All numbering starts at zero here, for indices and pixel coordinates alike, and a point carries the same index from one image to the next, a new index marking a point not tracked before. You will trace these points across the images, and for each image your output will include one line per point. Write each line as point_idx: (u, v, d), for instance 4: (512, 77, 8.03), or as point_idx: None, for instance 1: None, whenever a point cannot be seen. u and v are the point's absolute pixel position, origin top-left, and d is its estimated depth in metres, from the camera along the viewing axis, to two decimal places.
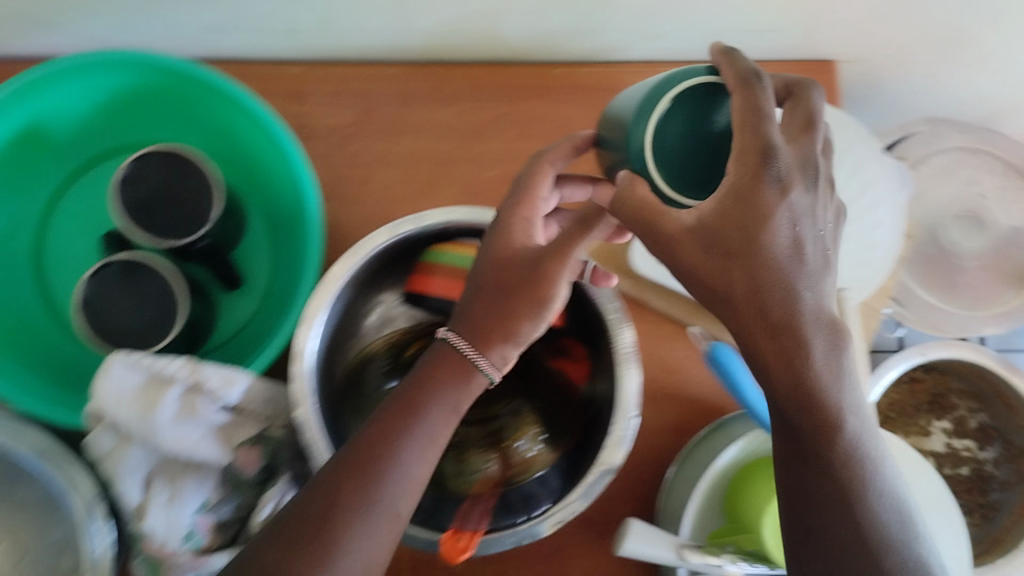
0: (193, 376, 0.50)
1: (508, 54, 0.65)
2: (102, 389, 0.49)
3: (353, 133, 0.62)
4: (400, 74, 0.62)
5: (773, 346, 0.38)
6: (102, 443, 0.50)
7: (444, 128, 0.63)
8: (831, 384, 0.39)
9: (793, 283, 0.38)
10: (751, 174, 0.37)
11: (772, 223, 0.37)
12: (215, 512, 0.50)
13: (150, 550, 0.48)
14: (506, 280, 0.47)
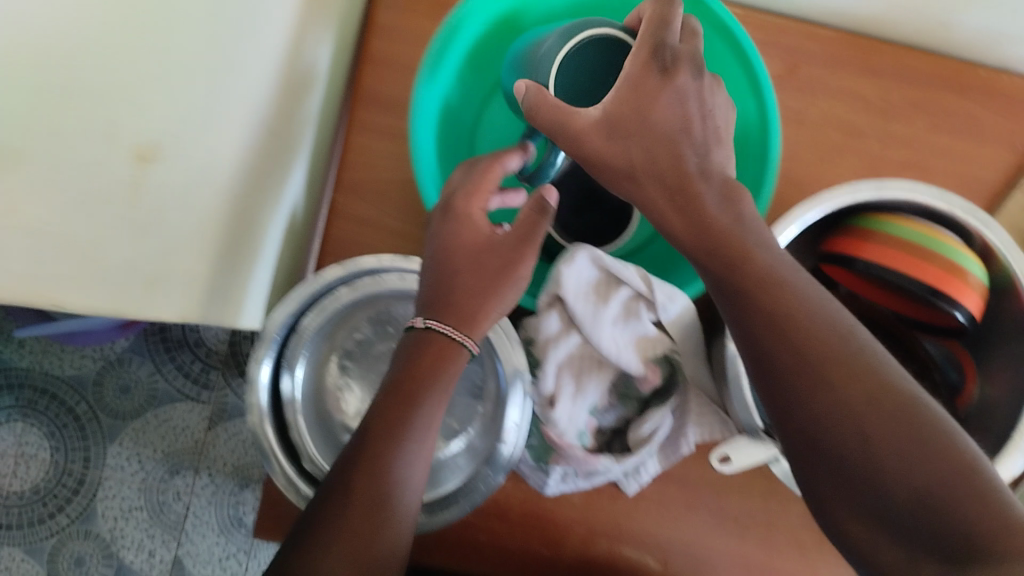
0: (643, 286, 0.52)
1: (945, 47, 0.62)
2: (565, 273, 0.50)
3: (782, 83, 0.59)
4: (834, 37, 0.59)
5: (673, 206, 0.43)
6: (548, 325, 0.52)
7: (868, 103, 0.60)
8: (734, 225, 0.41)
9: (675, 139, 0.43)
10: (640, 64, 0.44)
11: (660, 101, 0.44)
12: (601, 416, 0.55)
13: (549, 438, 0.52)
14: (464, 250, 0.48)
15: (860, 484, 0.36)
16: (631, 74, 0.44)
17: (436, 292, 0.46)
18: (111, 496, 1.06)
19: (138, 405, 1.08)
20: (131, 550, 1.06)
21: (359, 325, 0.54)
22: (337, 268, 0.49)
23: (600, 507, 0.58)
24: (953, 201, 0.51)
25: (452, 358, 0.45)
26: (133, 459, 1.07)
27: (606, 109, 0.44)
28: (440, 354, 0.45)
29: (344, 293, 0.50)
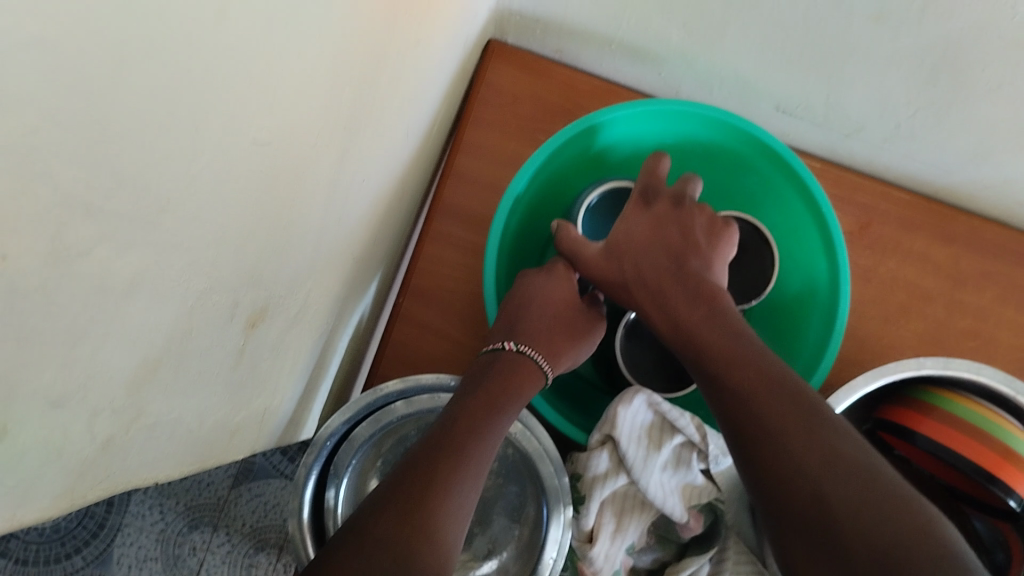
0: (698, 437, 0.53)
1: (1014, 221, 0.65)
2: (619, 414, 0.52)
3: (850, 239, 0.64)
4: (906, 203, 0.64)
5: (659, 316, 0.53)
6: (596, 463, 0.53)
7: (934, 267, 0.63)
8: (702, 323, 0.50)
9: (659, 257, 0.55)
10: (635, 210, 0.58)
11: (653, 229, 0.56)
12: (638, 556, 0.54)
13: (584, 572, 0.52)
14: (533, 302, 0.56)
15: (812, 521, 0.38)
16: (625, 212, 0.57)
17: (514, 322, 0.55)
18: (128, 543, 1.04)
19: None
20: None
21: None
22: (397, 383, 0.51)
23: None
24: (1015, 384, 0.52)
25: (530, 372, 0.52)
26: (156, 508, 1.06)
27: (610, 240, 0.57)
28: (521, 369, 0.52)
29: (399, 409, 0.51)
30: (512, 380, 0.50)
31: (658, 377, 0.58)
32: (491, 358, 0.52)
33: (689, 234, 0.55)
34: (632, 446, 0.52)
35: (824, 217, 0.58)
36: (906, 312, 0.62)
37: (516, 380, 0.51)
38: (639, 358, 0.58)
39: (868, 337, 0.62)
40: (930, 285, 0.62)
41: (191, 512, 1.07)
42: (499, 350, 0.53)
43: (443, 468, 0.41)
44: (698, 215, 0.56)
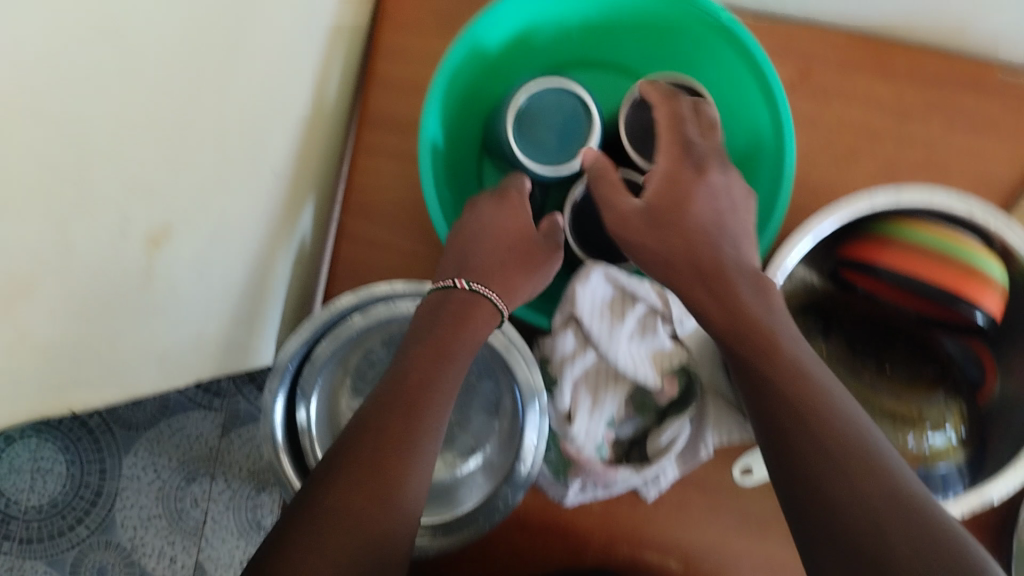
0: (660, 300, 0.53)
1: (954, 44, 0.63)
2: (579, 291, 0.50)
3: (791, 88, 0.62)
4: (842, 42, 0.62)
5: (705, 291, 0.46)
6: (564, 343, 0.52)
7: (878, 104, 0.61)
8: (751, 296, 0.44)
9: (712, 233, 0.48)
10: (675, 159, 0.52)
11: (692, 196, 0.50)
12: (619, 428, 0.55)
13: (568, 452, 0.52)
14: (477, 236, 0.53)
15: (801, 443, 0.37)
16: (666, 165, 0.52)
17: (463, 260, 0.51)
18: (129, 505, 1.05)
19: (151, 415, 1.07)
20: (152, 559, 1.05)
21: (374, 349, 0.54)
22: (351, 297, 0.49)
23: (621, 516, 0.58)
24: (978, 205, 0.51)
25: (482, 321, 0.48)
26: (150, 468, 1.07)
27: (647, 202, 0.50)
28: (469, 313, 0.48)
29: (357, 323, 0.49)
30: (463, 317, 0.47)
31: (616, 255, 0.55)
32: (441, 298, 0.48)
33: (720, 202, 0.50)
34: (597, 322, 0.51)
35: (761, 69, 0.56)
36: (855, 154, 0.61)
37: (463, 324, 0.47)
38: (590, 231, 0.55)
39: (820, 184, 0.62)
40: (875, 123, 0.61)
41: (186, 466, 1.08)
42: (449, 290, 0.49)
43: (403, 420, 0.41)
44: (720, 176, 0.51)
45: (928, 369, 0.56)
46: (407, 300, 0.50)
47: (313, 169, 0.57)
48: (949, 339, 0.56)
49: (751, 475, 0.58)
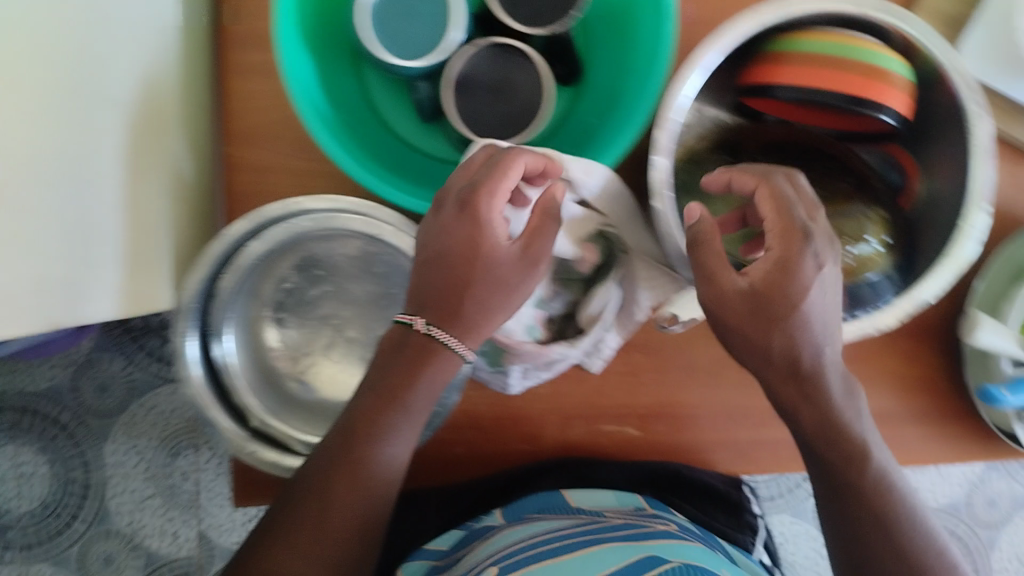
0: (560, 167, 0.48)
1: None
2: (469, 174, 0.46)
3: None
4: None
5: (797, 390, 0.44)
6: None
7: None
8: (841, 400, 0.44)
9: (806, 342, 0.42)
10: (785, 246, 0.41)
11: (795, 269, 0.41)
12: (547, 306, 0.54)
13: (498, 338, 0.52)
14: (436, 239, 0.45)
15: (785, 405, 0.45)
16: (761, 198, 0.44)
17: (422, 288, 0.46)
18: (122, 491, 1.05)
19: (121, 400, 1.05)
20: (154, 539, 1.05)
21: (285, 273, 0.53)
22: (244, 224, 0.46)
23: (571, 391, 0.59)
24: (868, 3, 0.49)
25: (438, 359, 0.46)
26: (133, 452, 1.05)
27: (747, 275, 0.42)
28: (427, 361, 0.46)
29: (255, 247, 0.48)
30: (416, 366, 0.46)
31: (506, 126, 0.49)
32: (398, 339, 0.46)
33: (789, 220, 0.42)
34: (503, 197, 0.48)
35: None
36: None
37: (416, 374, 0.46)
38: (476, 107, 0.48)
39: None
40: None
41: (167, 443, 1.06)
42: (408, 328, 0.46)
43: (358, 448, 0.46)
44: (788, 188, 0.44)
45: (844, 182, 0.55)
46: (305, 217, 0.48)
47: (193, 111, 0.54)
48: (865, 150, 0.56)
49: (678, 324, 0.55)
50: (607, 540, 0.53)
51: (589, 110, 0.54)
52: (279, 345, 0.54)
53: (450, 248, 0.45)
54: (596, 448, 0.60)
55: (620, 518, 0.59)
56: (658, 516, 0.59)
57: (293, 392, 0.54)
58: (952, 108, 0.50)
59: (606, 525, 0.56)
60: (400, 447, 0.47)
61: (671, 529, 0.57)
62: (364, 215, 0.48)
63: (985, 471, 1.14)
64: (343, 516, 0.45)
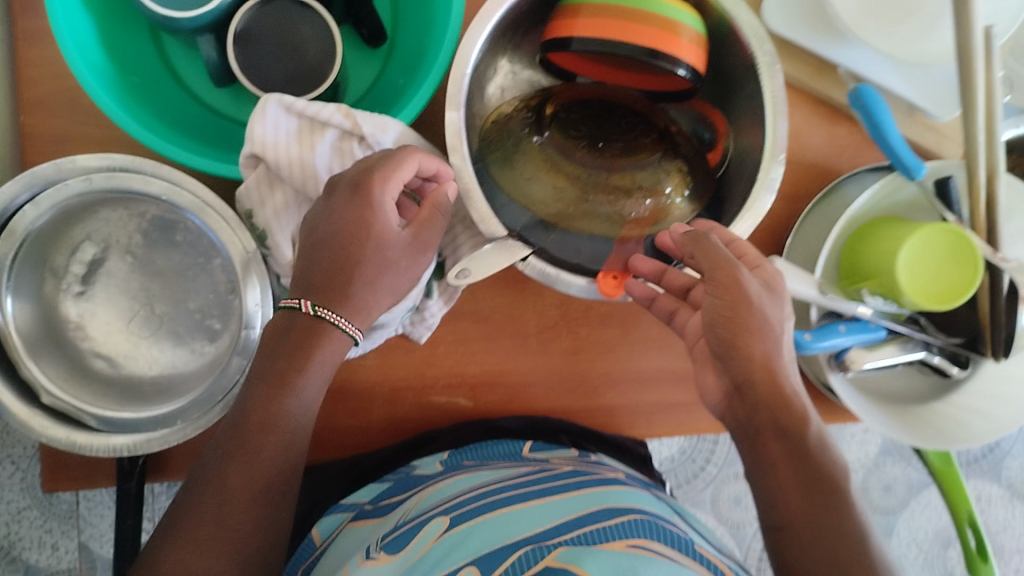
0: (349, 122, 0.47)
1: None
2: (257, 132, 0.45)
3: None
4: None
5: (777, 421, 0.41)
6: (253, 184, 0.47)
7: None
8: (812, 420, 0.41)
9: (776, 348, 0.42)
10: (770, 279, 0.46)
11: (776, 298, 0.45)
12: None
13: None
14: (324, 225, 0.44)
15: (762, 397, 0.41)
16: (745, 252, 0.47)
17: (306, 273, 0.44)
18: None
19: None
20: (35, 551, 0.92)
21: (81, 245, 0.51)
22: (13, 185, 0.45)
23: (398, 363, 0.57)
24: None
25: (328, 339, 0.43)
26: (7, 461, 0.89)
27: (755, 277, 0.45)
28: (316, 342, 0.43)
29: (31, 211, 0.46)
30: (307, 346, 0.43)
31: (295, 84, 0.49)
32: (287, 324, 0.43)
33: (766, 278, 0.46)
34: (285, 149, 0.46)
35: None
36: None
37: (309, 353, 0.43)
38: (261, 65, 0.48)
39: None
40: None
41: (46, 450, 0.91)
42: (294, 311, 0.43)
43: (263, 406, 0.42)
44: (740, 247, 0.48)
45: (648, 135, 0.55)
46: (78, 177, 0.46)
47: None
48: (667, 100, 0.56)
49: (471, 278, 0.49)
50: (549, 492, 0.49)
51: (393, 73, 0.54)
52: (80, 320, 0.52)
53: (341, 231, 0.43)
54: (425, 419, 0.59)
55: (569, 466, 0.55)
56: (604, 463, 0.56)
57: (103, 372, 0.51)
58: (743, 61, 0.51)
59: (556, 473, 0.53)
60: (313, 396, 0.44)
61: (620, 476, 0.54)
62: (144, 172, 0.47)
63: (879, 454, 1.05)
64: (262, 482, 0.41)
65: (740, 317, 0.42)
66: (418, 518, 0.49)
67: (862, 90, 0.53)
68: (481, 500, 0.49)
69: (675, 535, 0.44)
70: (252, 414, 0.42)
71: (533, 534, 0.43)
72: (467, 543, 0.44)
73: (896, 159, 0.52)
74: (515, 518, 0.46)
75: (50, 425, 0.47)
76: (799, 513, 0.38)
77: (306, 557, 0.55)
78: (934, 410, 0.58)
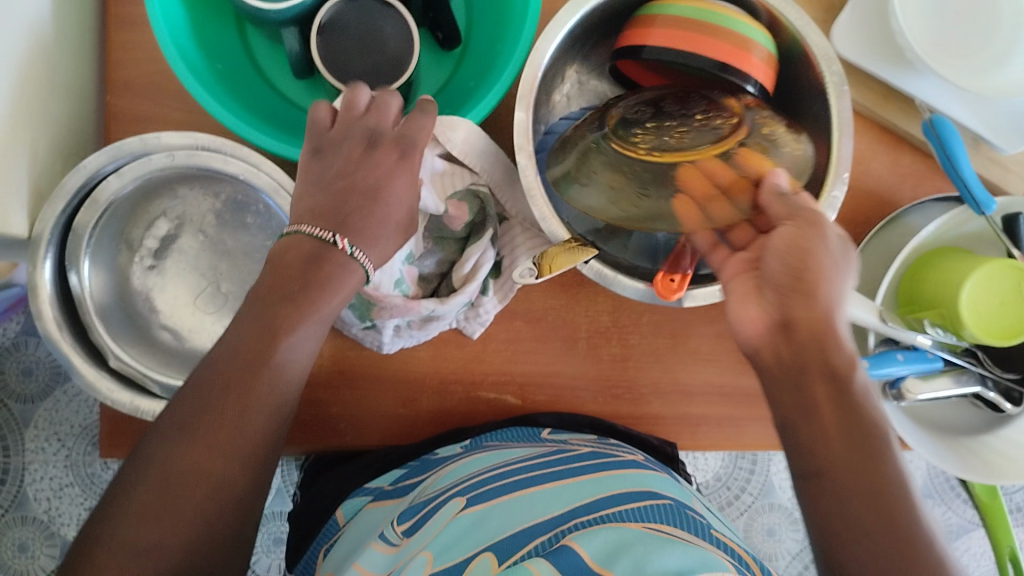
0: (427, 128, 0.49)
1: None
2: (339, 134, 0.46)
3: None
4: None
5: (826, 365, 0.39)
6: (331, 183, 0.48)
7: None
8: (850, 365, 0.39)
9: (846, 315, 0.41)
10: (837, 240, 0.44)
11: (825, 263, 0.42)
12: (420, 263, 0.54)
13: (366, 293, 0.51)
14: (347, 165, 0.45)
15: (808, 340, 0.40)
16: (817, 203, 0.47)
17: (335, 207, 0.43)
18: (39, 479, 0.90)
19: (44, 386, 0.90)
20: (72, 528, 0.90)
21: (157, 220, 0.53)
22: (100, 155, 0.48)
23: (448, 355, 0.58)
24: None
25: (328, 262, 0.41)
26: (53, 438, 0.90)
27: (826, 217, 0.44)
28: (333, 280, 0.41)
29: (115, 182, 0.49)
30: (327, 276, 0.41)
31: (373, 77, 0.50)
32: (304, 246, 0.42)
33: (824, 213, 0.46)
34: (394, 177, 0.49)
35: None
36: None
37: (326, 289, 0.41)
38: (343, 57, 0.50)
39: None
40: None
41: (91, 429, 0.91)
42: (323, 243, 0.42)
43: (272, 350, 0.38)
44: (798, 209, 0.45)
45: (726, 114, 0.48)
46: (162, 152, 0.49)
47: (81, 63, 0.53)
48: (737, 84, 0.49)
49: (534, 278, 0.52)
50: (566, 475, 0.50)
51: (465, 76, 0.55)
52: (150, 292, 0.54)
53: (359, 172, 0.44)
54: (472, 414, 0.59)
55: (587, 446, 0.55)
56: (622, 445, 0.57)
57: (167, 343, 0.53)
58: (812, 80, 0.51)
59: (572, 453, 0.54)
60: (299, 351, 0.40)
61: (637, 458, 0.54)
62: (224, 152, 0.49)
63: (920, 495, 1.01)
64: (268, 413, 0.38)
65: (812, 250, 0.42)
66: (433, 501, 0.50)
67: (937, 120, 0.53)
68: (495, 484, 0.50)
69: (697, 521, 0.45)
70: (272, 334, 0.39)
71: (547, 518, 0.45)
72: (481, 527, 0.45)
73: (975, 192, 0.52)
74: (528, 503, 0.47)
75: (116, 388, 0.48)
76: (829, 458, 0.37)
77: (327, 539, 0.55)
78: (987, 443, 0.57)
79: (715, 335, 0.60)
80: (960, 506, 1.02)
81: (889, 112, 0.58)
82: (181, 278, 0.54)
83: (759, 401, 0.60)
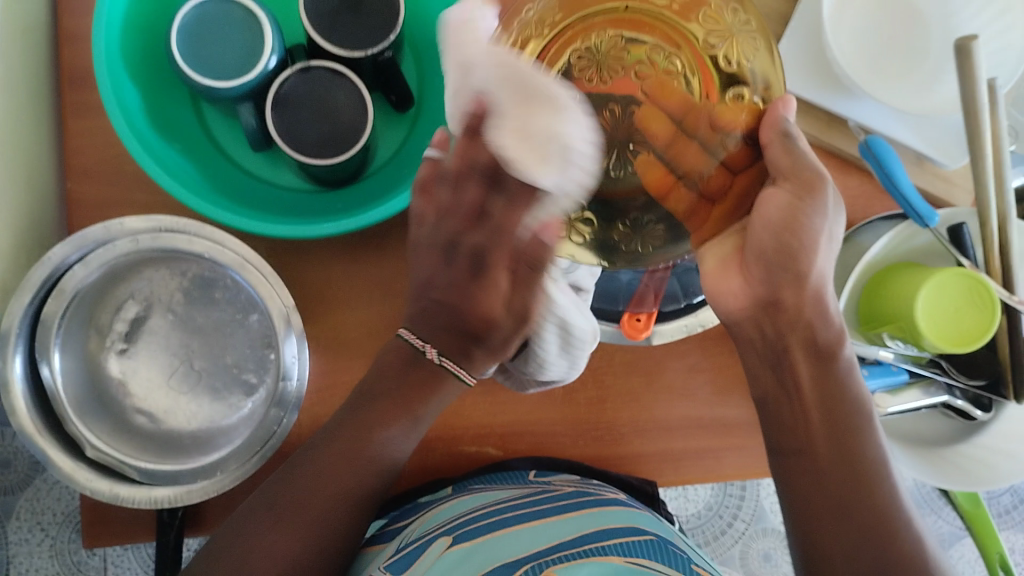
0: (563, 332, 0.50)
1: None
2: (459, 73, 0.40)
3: None
4: None
5: None
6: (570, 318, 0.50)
7: None
8: None
9: None
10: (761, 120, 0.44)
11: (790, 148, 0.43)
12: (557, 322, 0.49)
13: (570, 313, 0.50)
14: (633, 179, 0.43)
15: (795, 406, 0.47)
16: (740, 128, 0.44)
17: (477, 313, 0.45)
18: (27, 572, 0.88)
19: (24, 475, 0.88)
20: None
21: (125, 302, 0.54)
22: (64, 246, 0.48)
23: None
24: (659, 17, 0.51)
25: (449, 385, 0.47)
26: (37, 529, 0.88)
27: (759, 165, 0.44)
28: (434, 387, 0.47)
29: (80, 270, 0.49)
30: (426, 386, 0.47)
31: (329, 147, 0.50)
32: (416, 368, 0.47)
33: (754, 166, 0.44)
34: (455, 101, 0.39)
35: None
36: None
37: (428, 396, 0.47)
38: (298, 129, 0.50)
39: None
40: None
41: (75, 517, 0.89)
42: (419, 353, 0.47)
43: (350, 474, 0.45)
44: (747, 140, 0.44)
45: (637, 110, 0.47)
46: (125, 237, 0.49)
47: (38, 159, 0.53)
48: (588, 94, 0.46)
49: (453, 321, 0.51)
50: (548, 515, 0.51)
51: (422, 135, 0.57)
52: (122, 376, 0.54)
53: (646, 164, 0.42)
54: (453, 467, 0.59)
55: (569, 486, 0.56)
56: (605, 484, 0.57)
57: (143, 427, 0.53)
58: None
59: (557, 493, 0.54)
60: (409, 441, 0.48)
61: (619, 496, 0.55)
62: (188, 232, 0.50)
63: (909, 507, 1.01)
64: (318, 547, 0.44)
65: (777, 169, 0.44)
66: (420, 539, 0.51)
67: (870, 141, 0.55)
68: (478, 522, 0.51)
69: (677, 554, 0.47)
70: (336, 463, 0.45)
71: (529, 553, 0.47)
72: (467, 562, 0.47)
73: (913, 207, 0.54)
74: (514, 538, 0.49)
75: (93, 476, 0.48)
76: None
77: None
78: (961, 452, 0.57)
79: (688, 368, 0.60)
80: (949, 513, 1.02)
81: (833, 138, 0.59)
82: (156, 361, 0.55)
83: (736, 431, 0.61)
